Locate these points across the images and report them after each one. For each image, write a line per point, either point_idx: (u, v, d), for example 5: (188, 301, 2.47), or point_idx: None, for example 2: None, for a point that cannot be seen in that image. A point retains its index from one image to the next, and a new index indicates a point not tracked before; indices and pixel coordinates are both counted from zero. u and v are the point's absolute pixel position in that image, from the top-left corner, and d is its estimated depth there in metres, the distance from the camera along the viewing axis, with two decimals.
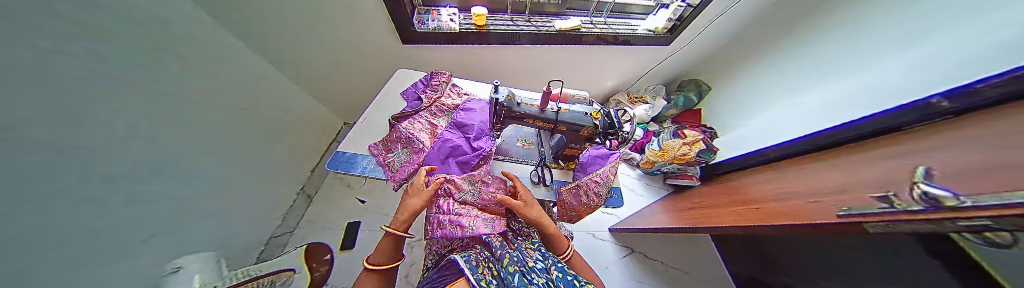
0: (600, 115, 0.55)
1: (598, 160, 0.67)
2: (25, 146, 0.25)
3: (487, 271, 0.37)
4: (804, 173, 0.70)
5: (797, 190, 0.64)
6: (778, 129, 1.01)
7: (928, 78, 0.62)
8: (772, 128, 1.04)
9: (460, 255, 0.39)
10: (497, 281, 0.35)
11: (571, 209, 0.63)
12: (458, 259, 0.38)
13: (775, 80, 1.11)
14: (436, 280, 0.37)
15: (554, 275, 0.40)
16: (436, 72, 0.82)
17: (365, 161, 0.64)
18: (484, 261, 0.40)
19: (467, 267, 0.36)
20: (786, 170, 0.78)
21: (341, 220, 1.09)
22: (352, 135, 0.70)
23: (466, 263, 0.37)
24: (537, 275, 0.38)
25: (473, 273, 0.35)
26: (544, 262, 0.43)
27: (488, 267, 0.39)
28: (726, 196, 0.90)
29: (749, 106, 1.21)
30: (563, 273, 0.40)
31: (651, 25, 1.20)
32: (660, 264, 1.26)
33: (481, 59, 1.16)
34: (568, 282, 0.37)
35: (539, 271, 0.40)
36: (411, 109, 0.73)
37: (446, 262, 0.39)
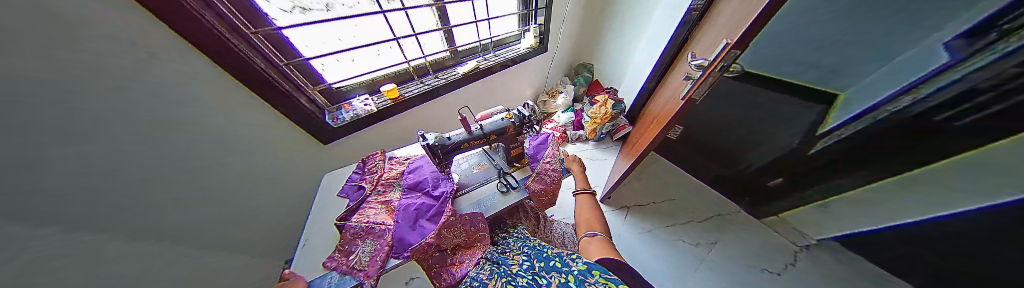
0: (513, 115, 0.68)
1: (541, 145, 0.79)
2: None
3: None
4: (670, 88, 1.00)
5: (673, 98, 0.89)
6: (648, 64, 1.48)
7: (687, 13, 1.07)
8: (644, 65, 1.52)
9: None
10: None
11: (542, 194, 0.70)
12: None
13: (626, 22, 1.54)
14: None
15: (537, 267, 0.49)
16: (368, 156, 0.85)
17: (326, 281, 0.52)
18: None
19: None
20: (665, 89, 1.09)
21: None
22: (296, 263, 0.57)
23: None
24: (521, 276, 0.47)
25: None
26: (531, 263, 0.51)
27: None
28: (647, 123, 1.17)
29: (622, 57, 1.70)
30: (546, 262, 0.49)
31: (527, 44, 1.57)
32: (653, 205, 1.40)
33: (410, 121, 1.27)
34: (551, 265, 0.47)
35: (523, 271, 0.49)
36: (356, 200, 0.70)
37: None
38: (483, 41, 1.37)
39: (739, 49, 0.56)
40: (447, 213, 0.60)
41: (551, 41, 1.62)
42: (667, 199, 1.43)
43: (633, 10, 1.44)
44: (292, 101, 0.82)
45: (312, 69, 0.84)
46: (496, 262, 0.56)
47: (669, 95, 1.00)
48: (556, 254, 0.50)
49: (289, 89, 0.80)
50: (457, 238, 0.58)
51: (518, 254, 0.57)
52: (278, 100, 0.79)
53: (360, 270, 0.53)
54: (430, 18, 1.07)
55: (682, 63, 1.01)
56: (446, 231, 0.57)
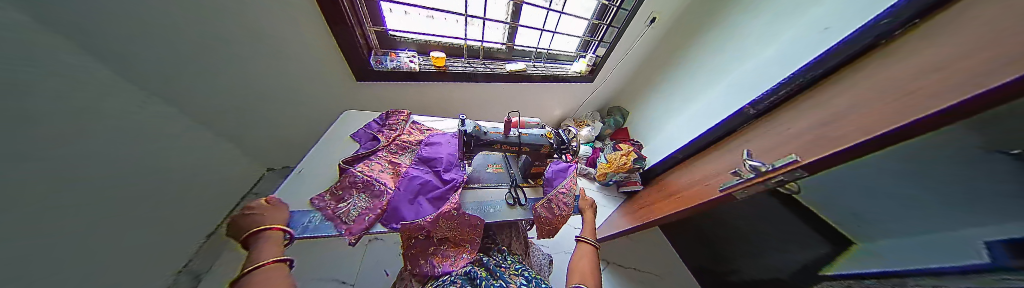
0: (552, 134, 0.67)
1: (560, 173, 0.76)
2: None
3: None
4: (704, 171, 0.96)
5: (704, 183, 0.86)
6: (685, 129, 1.44)
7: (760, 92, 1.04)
8: (680, 129, 1.48)
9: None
10: None
11: (547, 223, 0.67)
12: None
13: (676, 89, 1.53)
14: None
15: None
16: (393, 111, 0.83)
17: (307, 218, 0.50)
18: None
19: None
20: (695, 168, 1.07)
21: None
22: (282, 189, 0.54)
23: None
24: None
25: None
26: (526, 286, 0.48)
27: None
28: (665, 192, 1.13)
29: (658, 112, 1.67)
30: None
31: (578, 68, 1.56)
32: (632, 270, 1.34)
33: (441, 93, 1.25)
34: None
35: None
36: (366, 149, 0.68)
37: None
38: (540, 50, 1.38)
39: (806, 172, 0.51)
40: (451, 204, 0.57)
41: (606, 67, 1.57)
42: (647, 270, 1.37)
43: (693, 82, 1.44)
44: (350, 34, 0.82)
45: (380, 9, 0.87)
46: (484, 271, 0.53)
47: (700, 176, 0.96)
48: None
49: (355, 29, 0.83)
50: (458, 228, 0.56)
51: (512, 269, 0.55)
52: (338, 30, 0.80)
53: (346, 223, 0.51)
54: (504, 11, 1.08)
55: (722, 151, 0.98)
56: (449, 220, 0.55)
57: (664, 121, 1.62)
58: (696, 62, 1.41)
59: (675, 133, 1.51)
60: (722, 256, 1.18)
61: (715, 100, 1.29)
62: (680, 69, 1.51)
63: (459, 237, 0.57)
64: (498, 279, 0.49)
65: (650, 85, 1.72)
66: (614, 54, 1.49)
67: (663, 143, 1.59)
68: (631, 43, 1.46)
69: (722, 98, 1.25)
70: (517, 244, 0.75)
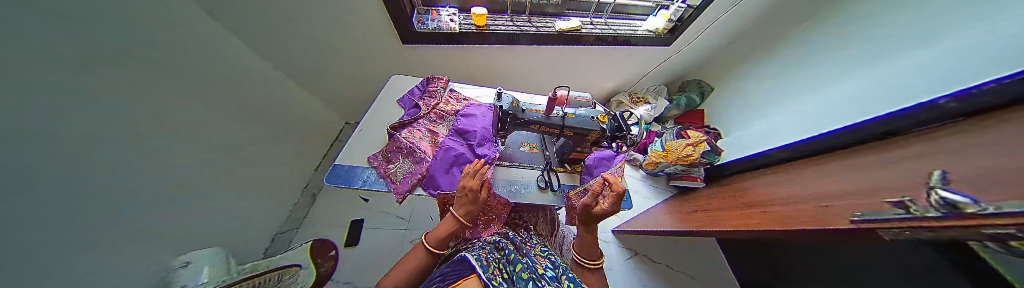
0: (607, 119, 0.55)
1: (605, 162, 0.67)
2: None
3: (498, 272, 0.42)
4: (823, 184, 0.68)
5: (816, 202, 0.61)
6: (778, 129, 1.08)
7: (925, 78, 0.66)
8: (773, 127, 1.11)
9: (470, 254, 0.46)
10: (507, 283, 0.39)
11: (579, 214, 0.62)
12: (469, 258, 0.45)
13: (747, 106, 1.30)
14: (445, 276, 0.41)
15: (564, 283, 0.41)
16: (432, 78, 0.82)
17: (365, 174, 0.60)
18: (495, 262, 0.45)
19: (479, 266, 0.41)
20: (801, 174, 0.78)
21: (340, 220, 1.15)
22: (347, 146, 0.64)
23: (478, 262, 0.43)
24: (547, 283, 0.40)
25: (484, 271, 0.40)
26: (554, 271, 0.45)
27: (497, 268, 0.43)
28: (740, 198, 0.89)
29: (753, 101, 1.27)
30: (574, 283, 0.41)
31: (652, 25, 1.19)
32: (663, 266, 1.24)
33: (481, 60, 1.17)
34: None
35: (547, 278, 0.41)
36: (409, 116, 0.71)
37: (457, 259, 0.46)
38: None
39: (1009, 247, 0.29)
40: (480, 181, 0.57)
41: (688, 32, 1.20)
42: (681, 271, 1.24)
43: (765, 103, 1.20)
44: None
45: None
46: (512, 245, 0.52)
47: (808, 190, 0.69)
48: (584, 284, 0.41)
49: None
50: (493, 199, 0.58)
51: (542, 250, 0.55)
52: None
53: (393, 182, 0.58)
54: None
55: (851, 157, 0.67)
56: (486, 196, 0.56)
57: (760, 114, 1.22)
58: (846, 26, 0.93)
59: (763, 133, 1.14)
60: (782, 275, 0.96)
61: (846, 89, 0.89)
62: (809, 39, 1.04)
63: (493, 207, 0.59)
64: (524, 257, 0.48)
65: (753, 63, 1.27)
66: (703, 17, 1.13)
67: (743, 144, 1.23)
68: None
69: (860, 87, 0.84)
70: (541, 226, 0.74)
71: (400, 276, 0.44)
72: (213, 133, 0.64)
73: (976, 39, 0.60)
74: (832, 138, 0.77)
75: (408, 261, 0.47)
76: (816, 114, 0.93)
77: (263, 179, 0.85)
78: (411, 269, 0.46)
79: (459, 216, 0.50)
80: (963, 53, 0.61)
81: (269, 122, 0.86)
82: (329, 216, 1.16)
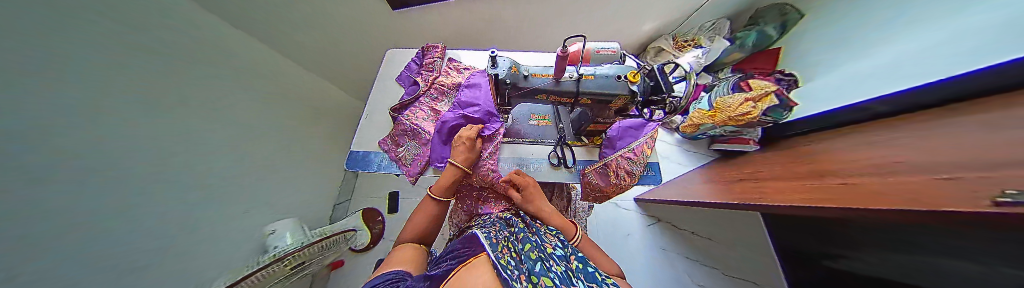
0: (640, 78, 0.40)
1: (632, 131, 0.58)
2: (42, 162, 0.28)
3: (507, 251, 0.36)
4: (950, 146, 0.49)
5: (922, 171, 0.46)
6: (861, 73, 0.83)
7: None
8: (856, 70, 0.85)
9: (479, 231, 0.42)
10: (516, 263, 0.33)
11: (596, 190, 0.57)
12: (479, 236, 0.41)
13: (803, 60, 1.07)
14: (454, 255, 0.38)
15: (573, 264, 0.34)
16: (427, 48, 0.73)
17: (378, 158, 0.61)
18: (503, 241, 0.40)
19: (487, 244, 0.37)
20: (913, 129, 0.58)
21: (380, 191, 1.31)
22: (359, 132, 0.65)
23: (487, 240, 0.38)
24: (556, 263, 0.33)
25: (490, 249, 0.35)
26: (564, 250, 0.38)
27: (506, 248, 0.37)
28: (805, 165, 0.72)
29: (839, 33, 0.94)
30: (584, 264, 0.33)
31: None
32: (689, 234, 1.18)
33: (484, 10, 1.02)
34: (591, 274, 0.31)
35: (556, 258, 0.35)
36: (410, 95, 0.67)
37: (467, 237, 0.43)
38: None
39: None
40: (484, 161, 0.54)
41: None
42: (709, 237, 1.17)
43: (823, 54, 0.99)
44: None
45: None
46: (524, 223, 0.48)
47: (920, 152, 0.50)
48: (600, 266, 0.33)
49: None
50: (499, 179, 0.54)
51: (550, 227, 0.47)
52: None
53: (405, 165, 0.59)
54: None
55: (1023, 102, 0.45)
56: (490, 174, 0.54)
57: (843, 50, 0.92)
58: None
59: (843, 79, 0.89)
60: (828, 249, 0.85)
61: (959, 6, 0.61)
62: None
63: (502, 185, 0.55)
64: (534, 235, 0.42)
65: None
66: None
67: (818, 94, 0.97)
68: None
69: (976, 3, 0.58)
70: (558, 202, 0.71)
71: (418, 222, 0.46)
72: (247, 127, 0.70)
73: None
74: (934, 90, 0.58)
75: (422, 209, 0.49)
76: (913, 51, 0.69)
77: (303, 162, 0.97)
78: (426, 221, 0.47)
79: (459, 163, 0.50)
80: None
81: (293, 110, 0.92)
82: (371, 189, 1.32)
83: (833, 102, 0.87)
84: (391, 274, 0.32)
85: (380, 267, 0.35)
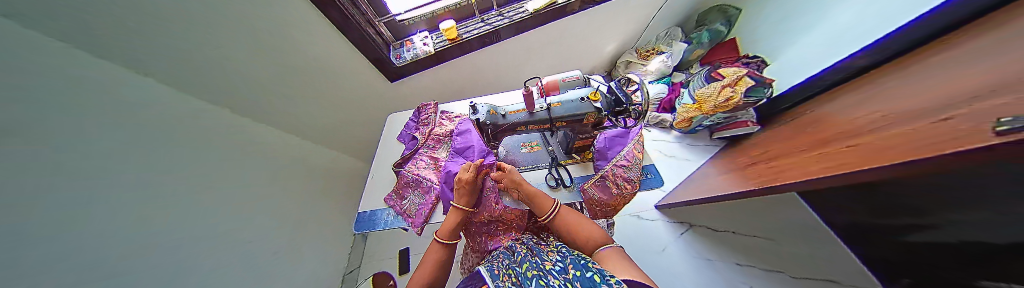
0: (600, 95, 0.47)
1: (619, 140, 0.61)
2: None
3: (508, 277, 0.40)
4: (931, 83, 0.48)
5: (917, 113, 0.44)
6: (843, 36, 0.86)
7: None
8: (834, 36, 0.89)
9: (483, 266, 0.44)
10: (514, 287, 0.37)
11: (601, 205, 0.55)
12: (481, 270, 0.44)
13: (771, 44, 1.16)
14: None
15: (571, 274, 0.36)
16: (422, 106, 0.83)
17: (384, 215, 0.63)
18: (505, 269, 0.43)
19: (488, 276, 0.40)
20: (894, 80, 0.58)
21: (390, 251, 1.28)
22: (366, 192, 0.69)
23: (488, 272, 0.42)
24: (555, 278, 0.37)
25: (491, 280, 0.39)
26: (563, 262, 0.41)
27: (508, 275, 0.40)
28: (809, 134, 0.70)
29: (805, 12, 1.03)
30: (581, 270, 0.36)
31: None
32: (731, 234, 1.06)
33: (467, 66, 1.20)
34: (585, 280, 0.33)
35: (556, 273, 0.38)
36: (410, 149, 0.73)
37: (472, 273, 0.45)
38: None
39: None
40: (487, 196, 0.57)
41: None
42: (755, 235, 1.03)
43: (796, 31, 1.07)
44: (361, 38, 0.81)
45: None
46: (527, 248, 0.49)
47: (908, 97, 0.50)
48: (600, 269, 0.35)
49: (362, 23, 0.79)
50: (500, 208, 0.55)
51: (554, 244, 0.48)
52: (348, 31, 0.78)
53: (410, 217, 0.61)
54: None
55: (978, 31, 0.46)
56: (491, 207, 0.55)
57: (811, 26, 1.00)
58: None
59: (821, 48, 0.93)
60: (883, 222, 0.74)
61: None
62: None
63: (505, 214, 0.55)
64: (535, 256, 0.45)
65: None
66: None
67: (796, 67, 1.01)
68: None
69: None
70: None
71: (424, 274, 0.45)
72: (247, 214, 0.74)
73: None
74: (930, 28, 0.59)
75: (427, 261, 0.48)
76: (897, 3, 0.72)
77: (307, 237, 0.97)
78: (436, 260, 0.48)
79: (461, 205, 0.52)
80: None
81: (299, 188, 0.98)
82: (381, 250, 1.28)
83: (818, 68, 0.89)
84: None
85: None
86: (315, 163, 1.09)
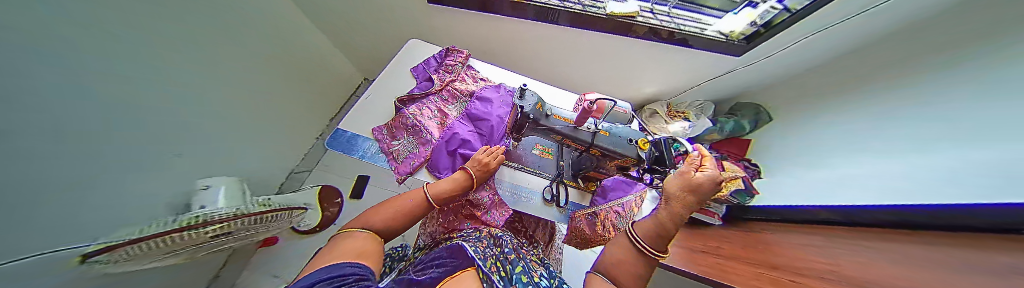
0: (648, 145, 0.44)
1: (625, 186, 0.61)
2: (34, 73, 0.25)
3: (496, 269, 0.37)
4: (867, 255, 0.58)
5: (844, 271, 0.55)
6: (807, 189, 0.90)
7: (942, 177, 0.50)
8: (804, 185, 0.92)
9: (467, 244, 0.41)
10: (503, 283, 0.34)
11: (582, 237, 0.56)
12: (467, 249, 0.40)
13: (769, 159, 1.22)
14: (441, 261, 0.37)
15: None
16: (451, 49, 0.72)
17: (367, 146, 0.56)
18: (492, 258, 0.40)
19: (479, 258, 0.36)
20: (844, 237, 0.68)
21: (349, 173, 1.22)
22: (354, 111, 0.60)
23: (476, 254, 0.38)
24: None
25: (481, 264, 0.35)
26: (550, 281, 0.39)
27: (495, 265, 0.38)
28: (760, 251, 0.79)
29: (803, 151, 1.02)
30: None
31: (727, 27, 0.98)
32: None
33: (511, 33, 1.08)
34: None
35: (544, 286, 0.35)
36: (421, 90, 0.64)
37: (453, 248, 0.41)
38: None
39: None
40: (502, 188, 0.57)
41: (755, 52, 1.02)
42: None
43: (784, 159, 1.08)
44: None
45: None
46: (511, 245, 0.46)
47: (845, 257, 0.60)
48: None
49: None
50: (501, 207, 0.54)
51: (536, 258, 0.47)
52: None
53: (395, 161, 0.55)
54: None
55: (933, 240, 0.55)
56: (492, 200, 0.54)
57: (799, 165, 0.99)
58: (908, 79, 0.69)
59: (792, 188, 0.96)
60: None
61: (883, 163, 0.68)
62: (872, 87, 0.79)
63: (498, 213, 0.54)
64: (521, 259, 0.42)
65: (810, 102, 1.01)
66: (777, 38, 0.90)
67: (773, 191, 1.05)
68: (829, 21, 0.78)
69: (891, 163, 0.64)
70: (541, 237, 0.67)
71: (386, 218, 0.41)
72: (228, 71, 0.63)
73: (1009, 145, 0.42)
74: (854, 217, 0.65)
75: (397, 204, 0.44)
76: (845, 186, 0.75)
77: (272, 122, 0.87)
78: (401, 213, 0.43)
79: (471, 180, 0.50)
80: (991, 156, 0.44)
81: (277, 67, 0.85)
82: (340, 166, 1.22)
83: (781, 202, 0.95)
84: (351, 266, 0.29)
85: (330, 257, 0.30)
86: (291, 41, 0.92)
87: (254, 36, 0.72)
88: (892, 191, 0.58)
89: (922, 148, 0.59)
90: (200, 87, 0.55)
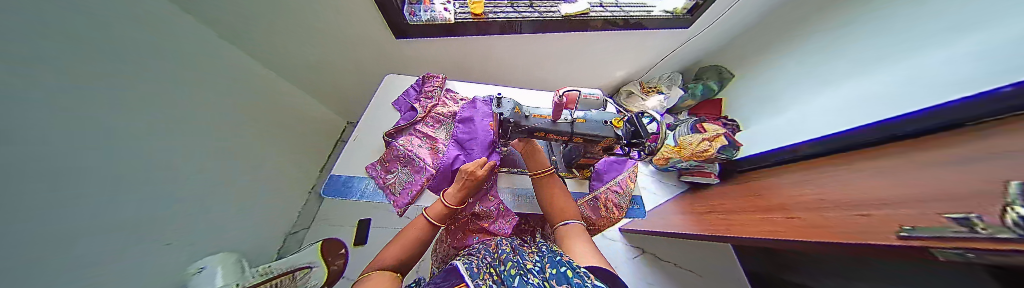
0: (623, 123, 0.48)
1: (617, 166, 0.64)
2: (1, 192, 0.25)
3: (488, 274, 0.38)
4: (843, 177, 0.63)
5: (829, 196, 0.59)
6: (790, 127, 0.98)
7: (941, 75, 0.56)
8: (786, 124, 1.01)
9: (461, 262, 0.41)
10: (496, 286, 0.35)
11: (589, 223, 0.58)
12: (459, 265, 0.41)
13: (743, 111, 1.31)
14: (440, 283, 0.39)
15: (548, 273, 0.36)
16: (428, 76, 0.76)
17: (363, 185, 0.57)
18: (486, 266, 0.41)
19: (468, 273, 0.37)
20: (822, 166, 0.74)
21: (349, 219, 1.19)
22: (343, 155, 0.61)
23: (466, 268, 0.39)
24: (535, 278, 0.36)
25: (471, 275, 0.36)
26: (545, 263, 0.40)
27: (489, 272, 0.39)
28: (757, 197, 0.83)
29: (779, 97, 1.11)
30: (559, 268, 0.36)
31: (671, 6, 1.10)
32: (672, 265, 1.20)
33: (482, 50, 1.14)
34: (563, 276, 0.33)
35: (535, 273, 0.37)
36: (406, 120, 0.67)
37: (449, 268, 0.42)
38: None
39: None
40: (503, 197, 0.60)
41: (701, 21, 1.14)
42: (688, 268, 1.19)
43: (762, 104, 1.18)
44: None
45: None
46: (510, 246, 0.47)
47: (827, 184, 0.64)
48: (572, 265, 0.36)
49: None
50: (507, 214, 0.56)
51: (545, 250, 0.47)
52: None
53: (394, 193, 0.56)
54: None
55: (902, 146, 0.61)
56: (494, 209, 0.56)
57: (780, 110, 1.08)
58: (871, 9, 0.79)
59: (777, 130, 1.04)
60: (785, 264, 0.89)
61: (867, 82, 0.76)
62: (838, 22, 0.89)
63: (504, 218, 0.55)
64: (517, 255, 0.43)
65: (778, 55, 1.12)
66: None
67: (759, 139, 1.12)
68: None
69: (882, 80, 0.72)
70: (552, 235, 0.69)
71: (398, 249, 0.43)
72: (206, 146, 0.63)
73: (1007, 29, 0.48)
74: (843, 139, 0.71)
75: (408, 234, 0.45)
76: (830, 113, 0.83)
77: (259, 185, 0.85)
78: (410, 241, 0.44)
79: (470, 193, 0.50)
80: (987, 44, 0.50)
81: (257, 131, 0.85)
82: (338, 215, 1.18)
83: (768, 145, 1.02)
84: None
85: None
86: (268, 100, 0.94)
87: (229, 107, 0.73)
88: (892, 103, 0.64)
89: (911, 56, 0.67)
90: (178, 169, 0.54)
